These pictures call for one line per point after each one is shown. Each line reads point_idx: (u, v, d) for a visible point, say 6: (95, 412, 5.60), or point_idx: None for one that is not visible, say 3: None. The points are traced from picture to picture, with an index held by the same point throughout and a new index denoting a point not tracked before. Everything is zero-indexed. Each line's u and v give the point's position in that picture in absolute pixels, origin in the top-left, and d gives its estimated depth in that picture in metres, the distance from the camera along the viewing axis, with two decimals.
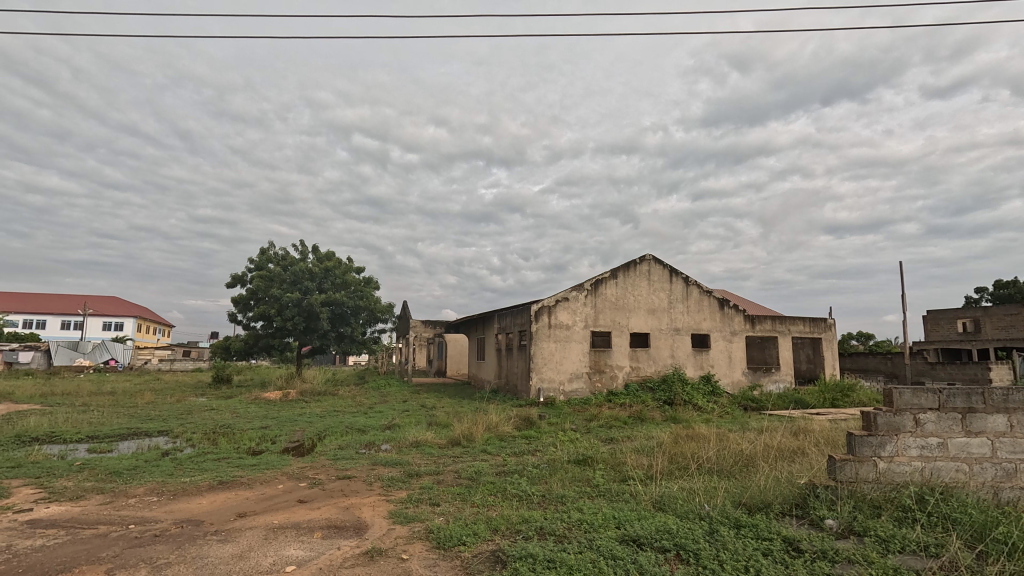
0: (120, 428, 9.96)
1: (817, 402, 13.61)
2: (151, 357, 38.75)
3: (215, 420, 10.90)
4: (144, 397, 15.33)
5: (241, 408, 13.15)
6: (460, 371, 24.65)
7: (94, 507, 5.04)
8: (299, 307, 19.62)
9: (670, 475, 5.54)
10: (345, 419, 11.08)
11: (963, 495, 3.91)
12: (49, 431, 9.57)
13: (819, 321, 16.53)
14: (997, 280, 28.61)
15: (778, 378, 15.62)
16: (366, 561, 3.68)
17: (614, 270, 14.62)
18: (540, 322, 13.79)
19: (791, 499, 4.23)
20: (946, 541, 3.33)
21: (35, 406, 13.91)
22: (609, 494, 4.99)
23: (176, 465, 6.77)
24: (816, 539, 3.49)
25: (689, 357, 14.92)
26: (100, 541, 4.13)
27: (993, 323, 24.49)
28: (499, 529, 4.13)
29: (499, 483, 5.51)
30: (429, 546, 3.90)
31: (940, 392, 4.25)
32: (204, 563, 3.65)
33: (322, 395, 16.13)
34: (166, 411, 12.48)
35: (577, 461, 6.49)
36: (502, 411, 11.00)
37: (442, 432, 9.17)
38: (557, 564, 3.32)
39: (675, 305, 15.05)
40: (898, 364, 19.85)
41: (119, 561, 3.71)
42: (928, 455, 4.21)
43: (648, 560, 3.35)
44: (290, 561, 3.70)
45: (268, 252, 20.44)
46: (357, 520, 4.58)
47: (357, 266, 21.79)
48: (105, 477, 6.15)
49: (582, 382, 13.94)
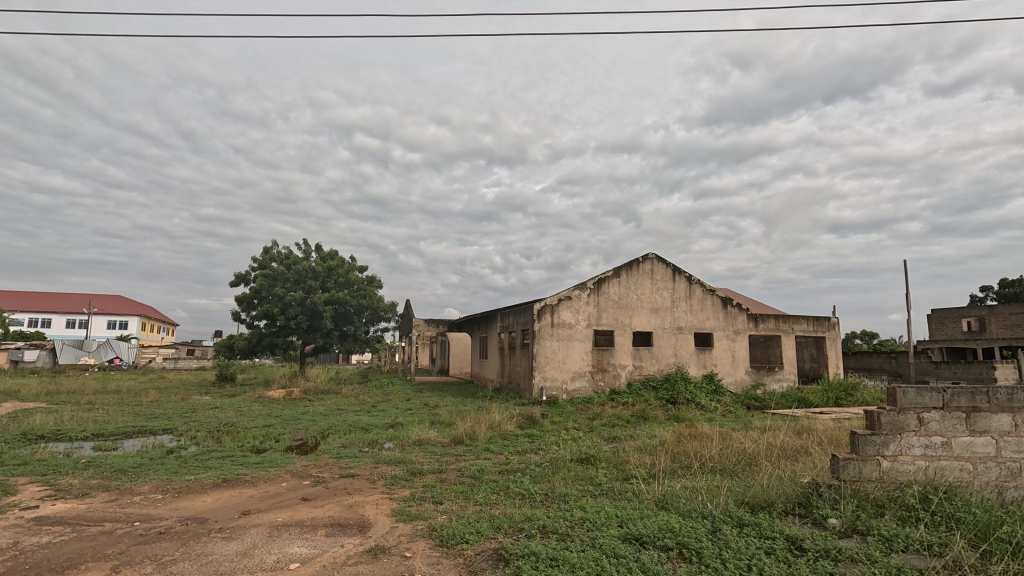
0: (124, 426, 9.97)
1: (821, 401, 13.63)
2: (155, 356, 38.84)
3: (218, 419, 10.93)
4: (147, 395, 15.37)
5: (244, 406, 13.21)
6: (462, 370, 24.70)
7: (100, 505, 5.07)
8: (302, 306, 19.71)
9: (673, 474, 5.53)
10: (347, 418, 11.06)
11: (968, 495, 3.89)
12: (54, 429, 9.60)
13: (823, 320, 16.47)
14: (1002, 279, 28.50)
15: (782, 377, 15.57)
16: (370, 559, 3.69)
17: (617, 269, 14.60)
18: (543, 321, 13.79)
19: (794, 498, 4.23)
20: (949, 541, 3.33)
21: (40, 404, 14.01)
22: (612, 493, 4.98)
23: (180, 462, 6.81)
24: (820, 538, 3.49)
25: (692, 357, 14.90)
26: (106, 538, 4.15)
27: (998, 322, 24.34)
28: (502, 528, 4.13)
29: (502, 482, 5.51)
30: (432, 544, 3.92)
31: (943, 391, 4.24)
32: (209, 561, 3.67)
33: (326, 394, 16.15)
34: (169, 410, 12.49)
35: (580, 460, 6.48)
36: (504, 410, 10.98)
37: (445, 430, 9.19)
38: (560, 562, 3.33)
39: (677, 304, 15.02)
40: (903, 364, 19.80)
41: (124, 558, 3.73)
42: (931, 454, 4.20)
43: (651, 558, 3.36)
44: (294, 559, 3.71)
45: (271, 251, 20.49)
46: (361, 519, 4.59)
47: (360, 265, 21.79)
48: (110, 474, 6.19)
49: (585, 381, 13.94)
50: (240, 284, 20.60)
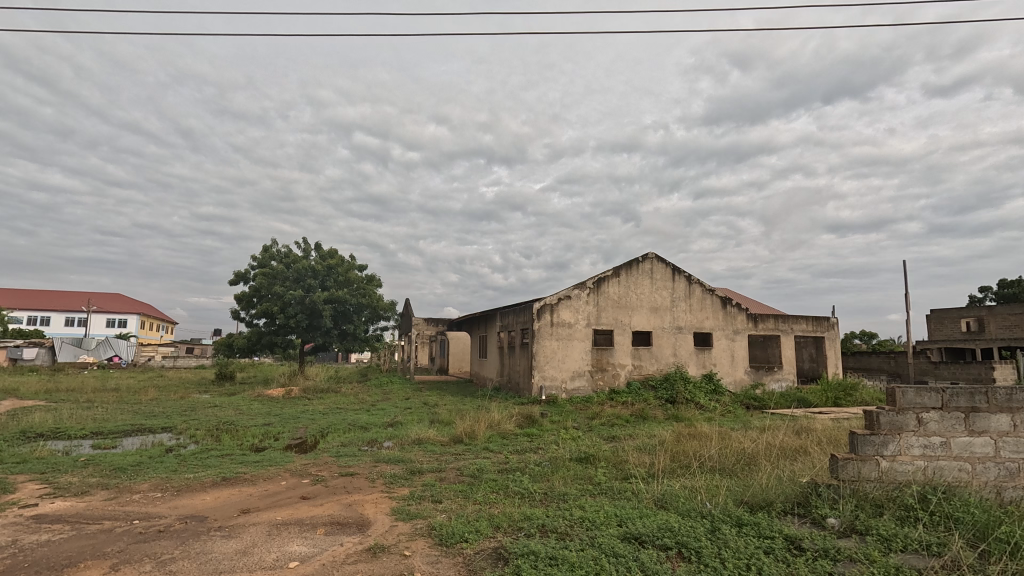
0: (124, 424, 9.98)
1: (820, 401, 13.66)
2: (155, 354, 38.80)
3: (218, 417, 10.93)
4: (147, 394, 15.36)
5: (244, 405, 13.20)
6: (462, 369, 24.71)
7: (99, 503, 5.06)
8: (302, 304, 19.70)
9: (672, 473, 5.54)
10: (347, 417, 11.06)
11: (967, 495, 3.90)
12: (53, 427, 9.60)
13: (822, 320, 16.48)
14: (1001, 279, 28.58)
15: (781, 376, 15.59)
16: (369, 558, 3.69)
17: (616, 269, 14.60)
18: (542, 321, 13.79)
19: (793, 498, 4.23)
20: (949, 541, 3.33)
21: (40, 402, 13.98)
22: (611, 492, 4.99)
23: (179, 460, 6.82)
24: (819, 537, 3.49)
25: (691, 356, 14.91)
26: (105, 536, 4.16)
27: (997, 323, 24.42)
28: (501, 527, 4.14)
29: (501, 481, 5.51)
30: (432, 543, 3.92)
31: (943, 391, 4.25)
32: (209, 559, 3.67)
33: (326, 393, 16.15)
34: (169, 408, 12.49)
35: (580, 459, 6.49)
36: (504, 409, 10.98)
37: (444, 429, 9.20)
38: (559, 561, 3.34)
39: (677, 304, 15.03)
40: (902, 364, 19.83)
41: (124, 556, 3.74)
42: (930, 455, 4.20)
43: (650, 558, 3.36)
44: (293, 558, 3.71)
45: (270, 250, 20.49)
46: (360, 518, 4.59)
47: (359, 264, 21.78)
48: (109, 472, 6.20)
49: (584, 380, 13.94)
50: (239, 283, 20.60)
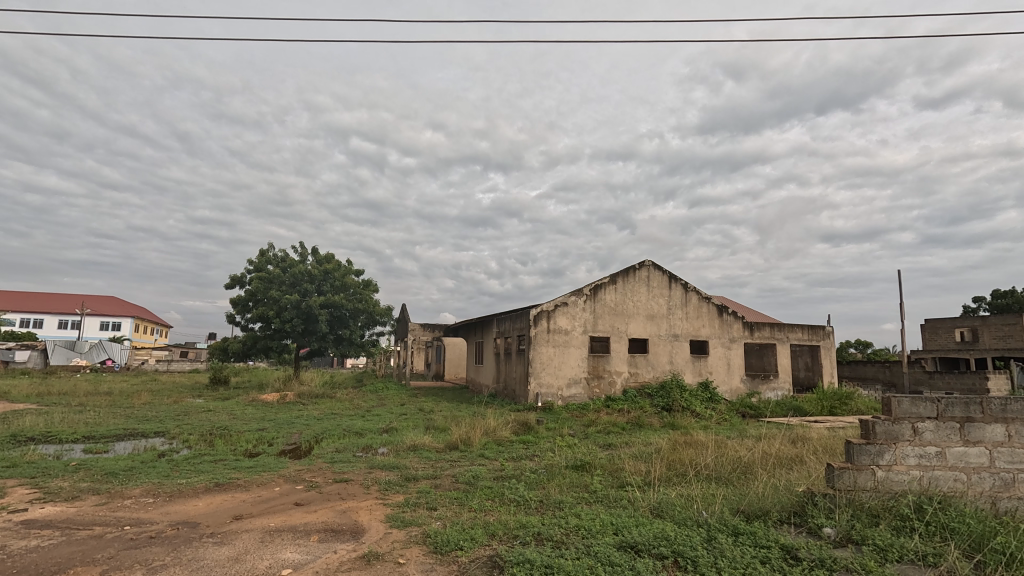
0: (116, 429, 9.87)
1: (815, 410, 13.73)
2: (148, 357, 38.47)
3: (212, 422, 10.85)
4: (140, 398, 15.22)
5: (238, 410, 13.12)
6: (458, 375, 24.68)
7: (89, 509, 5.01)
8: (297, 309, 19.57)
9: (668, 482, 5.51)
10: (342, 423, 10.99)
11: (962, 505, 3.91)
12: (45, 431, 9.51)
13: (817, 329, 16.55)
14: (995, 290, 28.84)
15: (776, 385, 15.62)
16: (362, 565, 3.67)
17: (613, 276, 14.64)
18: (538, 327, 13.79)
19: (790, 507, 4.23)
20: (944, 551, 3.33)
21: (31, 405, 13.83)
22: (607, 500, 4.97)
23: (172, 466, 6.75)
24: (814, 547, 3.48)
25: (688, 364, 14.92)
26: (95, 542, 4.10)
27: (991, 333, 24.45)
28: (497, 535, 4.11)
29: (497, 488, 5.51)
30: (426, 550, 3.89)
31: (938, 401, 4.26)
32: (201, 566, 3.65)
33: (320, 398, 16.09)
34: (161, 413, 12.37)
35: (575, 466, 6.48)
36: (501, 415, 10.95)
37: (440, 435, 9.18)
38: (553, 569, 3.32)
39: (673, 311, 15.06)
40: (897, 373, 19.91)
41: (114, 563, 3.68)
42: (926, 464, 4.20)
43: (646, 567, 3.34)
44: (286, 565, 3.68)
45: (267, 254, 20.44)
46: (354, 524, 4.56)
47: (356, 269, 21.73)
48: (100, 478, 6.12)
49: (581, 387, 13.91)
50: (235, 286, 20.48)
